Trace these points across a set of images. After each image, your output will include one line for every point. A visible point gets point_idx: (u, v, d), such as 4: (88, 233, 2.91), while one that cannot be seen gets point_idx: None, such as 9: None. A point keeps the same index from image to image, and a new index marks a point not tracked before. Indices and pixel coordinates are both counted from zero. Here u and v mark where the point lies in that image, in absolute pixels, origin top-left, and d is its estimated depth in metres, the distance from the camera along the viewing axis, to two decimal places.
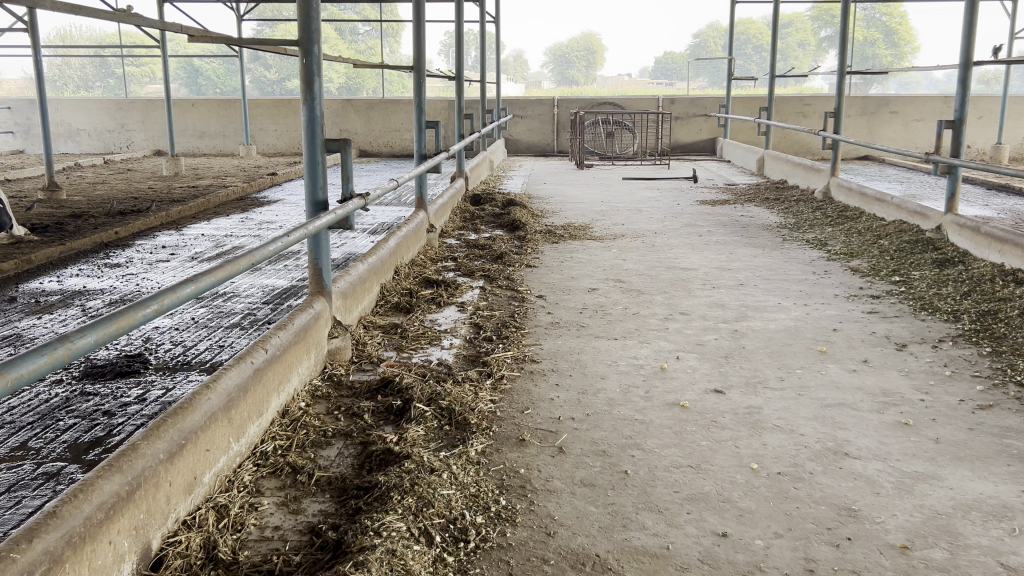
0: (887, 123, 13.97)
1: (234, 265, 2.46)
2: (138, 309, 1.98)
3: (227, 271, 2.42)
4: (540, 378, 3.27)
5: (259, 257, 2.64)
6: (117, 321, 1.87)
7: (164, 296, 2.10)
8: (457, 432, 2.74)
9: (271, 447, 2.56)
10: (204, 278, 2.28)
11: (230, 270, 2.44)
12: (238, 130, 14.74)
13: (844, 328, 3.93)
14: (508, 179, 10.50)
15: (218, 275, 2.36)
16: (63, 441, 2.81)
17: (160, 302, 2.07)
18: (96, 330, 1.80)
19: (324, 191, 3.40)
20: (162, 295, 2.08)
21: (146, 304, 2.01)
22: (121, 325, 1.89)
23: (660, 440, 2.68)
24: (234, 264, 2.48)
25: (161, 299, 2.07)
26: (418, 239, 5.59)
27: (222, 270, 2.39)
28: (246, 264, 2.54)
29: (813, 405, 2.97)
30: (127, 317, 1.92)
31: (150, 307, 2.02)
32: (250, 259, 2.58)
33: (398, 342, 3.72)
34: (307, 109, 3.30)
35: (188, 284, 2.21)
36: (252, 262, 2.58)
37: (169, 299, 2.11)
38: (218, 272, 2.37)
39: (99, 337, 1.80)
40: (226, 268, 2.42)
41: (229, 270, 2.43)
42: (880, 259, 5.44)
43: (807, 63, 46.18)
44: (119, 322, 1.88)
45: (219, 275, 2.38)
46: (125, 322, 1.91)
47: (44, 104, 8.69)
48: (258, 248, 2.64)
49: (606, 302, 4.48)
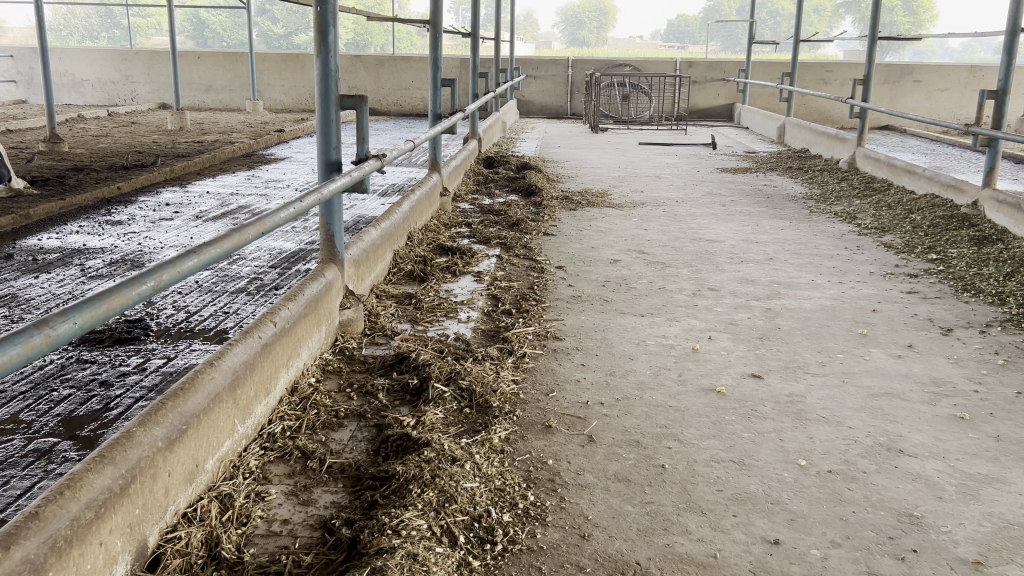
0: (910, 92, 13.62)
1: (240, 233, 2.19)
2: (133, 285, 1.71)
3: (232, 241, 2.15)
4: (564, 357, 3.07)
5: (268, 226, 2.38)
6: (108, 300, 1.61)
7: (162, 268, 1.83)
8: (479, 416, 2.55)
9: (279, 429, 2.37)
10: (209, 250, 2.02)
11: (235, 241, 2.17)
12: (245, 84, 14.43)
13: (884, 309, 3.72)
14: (521, 141, 10.24)
15: (224, 246, 2.10)
16: (56, 414, 2.61)
17: (159, 277, 1.80)
18: (81, 312, 1.52)
19: (337, 152, 3.16)
20: (161, 269, 1.82)
21: (144, 279, 1.74)
22: (113, 305, 1.62)
23: (697, 430, 2.49)
24: (241, 234, 2.21)
25: (160, 273, 1.80)
26: (431, 204, 5.36)
27: (228, 240, 2.12)
28: (254, 232, 2.27)
29: (859, 395, 2.77)
30: (120, 295, 1.65)
31: (149, 283, 1.75)
32: (257, 228, 2.31)
33: (413, 314, 3.52)
34: (320, 62, 3.07)
35: (192, 257, 1.94)
36: (260, 231, 2.32)
37: (170, 273, 1.85)
38: (224, 243, 2.11)
39: (85, 321, 1.53)
40: (233, 238, 2.16)
41: (236, 240, 2.17)
42: (914, 234, 5.20)
43: (822, 29, 45.37)
44: (110, 301, 1.61)
45: (225, 246, 2.11)
46: (118, 301, 1.64)
47: (47, 52, 8.41)
48: (267, 216, 2.40)
49: (630, 274, 4.27)
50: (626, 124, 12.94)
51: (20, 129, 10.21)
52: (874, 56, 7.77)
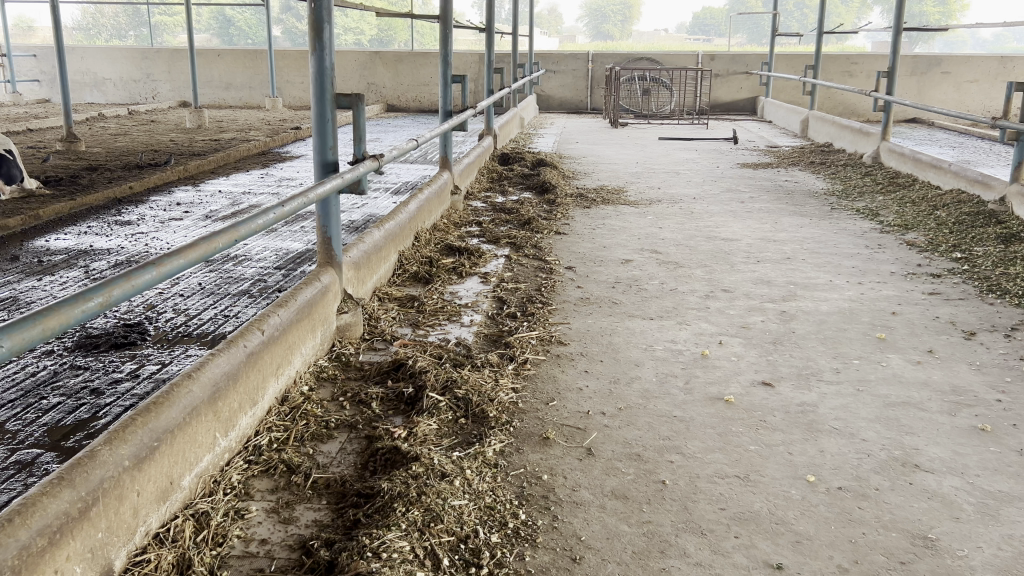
0: (938, 84, 13.31)
1: (210, 242, 2.04)
2: (77, 303, 1.55)
3: (200, 250, 1.99)
4: (567, 363, 2.97)
5: (244, 233, 2.24)
6: (44, 321, 1.45)
7: (114, 283, 1.68)
8: (475, 426, 2.45)
9: (266, 441, 2.29)
10: (171, 260, 1.86)
11: (202, 250, 2.01)
12: (264, 82, 14.43)
13: (904, 311, 3.57)
14: (539, 137, 10.12)
15: (189, 257, 1.94)
16: (43, 424, 2.56)
17: (109, 293, 1.65)
18: (11, 334, 1.37)
19: (334, 152, 3.07)
20: (111, 282, 1.66)
21: (92, 295, 1.59)
22: (49, 326, 1.46)
23: (702, 443, 2.38)
24: (211, 242, 2.05)
25: (111, 287, 1.65)
26: (441, 202, 5.28)
27: (196, 249, 1.97)
28: (225, 241, 2.11)
29: (875, 405, 2.64)
30: (59, 315, 1.49)
31: (96, 300, 1.60)
32: (230, 235, 2.15)
33: (414, 317, 3.43)
34: (315, 59, 2.98)
35: (151, 268, 1.78)
36: (233, 239, 2.16)
37: (122, 287, 1.70)
38: (189, 253, 1.95)
39: (16, 343, 1.37)
40: (201, 247, 2.00)
41: (204, 249, 2.01)
42: (938, 232, 5.04)
43: (849, 20, 44.70)
44: (46, 322, 1.45)
45: (192, 256, 1.96)
46: (55, 322, 1.48)
47: (64, 52, 8.42)
48: (242, 222, 2.25)
49: (641, 275, 4.15)
50: (646, 118, 12.78)
51: (40, 128, 10.27)
52: (899, 48, 7.56)
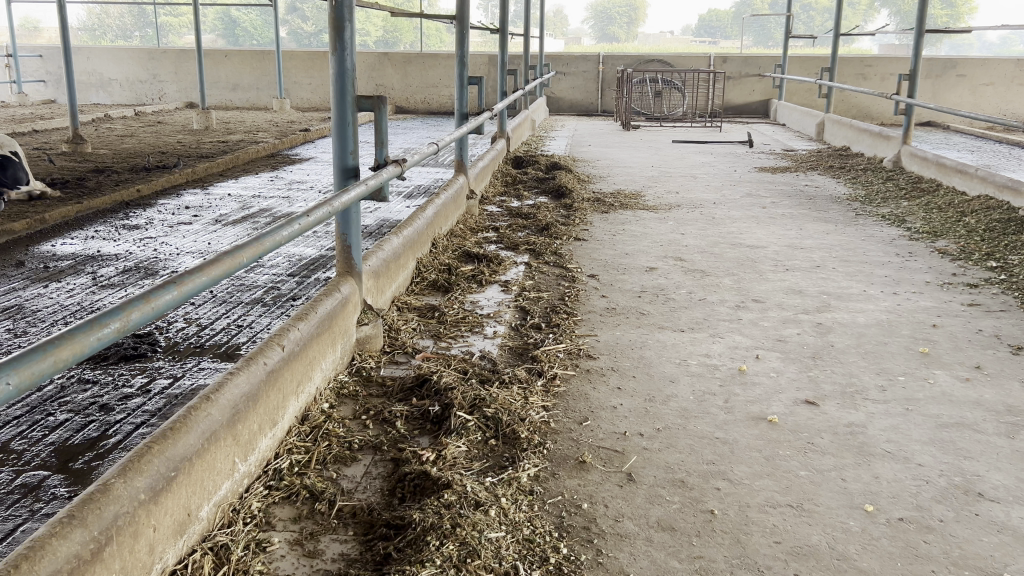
0: (953, 87, 13.14)
1: (233, 257, 1.89)
2: (91, 330, 1.41)
3: (223, 266, 1.85)
4: (598, 379, 2.83)
5: (267, 246, 2.10)
6: (55, 352, 1.30)
7: (132, 305, 1.54)
8: (505, 449, 2.32)
9: (287, 465, 2.16)
10: (193, 279, 1.72)
11: (225, 266, 1.86)
12: (272, 83, 14.32)
13: (945, 324, 3.43)
14: (550, 140, 9.99)
15: (212, 274, 1.79)
16: (50, 443, 2.42)
17: (126, 317, 1.50)
18: (19, 369, 1.22)
19: (354, 156, 2.94)
20: (129, 305, 1.52)
21: (106, 320, 1.45)
22: (62, 357, 1.32)
23: (748, 468, 2.24)
24: (234, 258, 1.91)
25: (129, 311, 1.51)
26: (457, 207, 5.14)
27: (218, 266, 1.83)
28: (249, 256, 1.97)
29: (928, 426, 2.50)
30: (72, 344, 1.35)
31: (111, 326, 1.45)
32: (253, 250, 2.01)
33: (435, 329, 3.30)
34: (335, 60, 2.85)
35: (171, 288, 1.64)
36: (255, 254, 2.02)
37: (142, 310, 1.56)
38: (211, 270, 1.81)
39: (24, 380, 1.22)
40: (224, 263, 1.86)
41: (227, 266, 1.86)
42: (970, 239, 4.89)
43: (857, 23, 44.43)
44: (58, 353, 1.31)
45: (215, 273, 1.82)
46: (68, 352, 1.33)
47: (70, 52, 8.30)
48: (265, 236, 2.11)
49: (667, 284, 4.01)
50: (658, 121, 12.63)
51: (47, 129, 10.16)
52: (922, 50, 7.39)
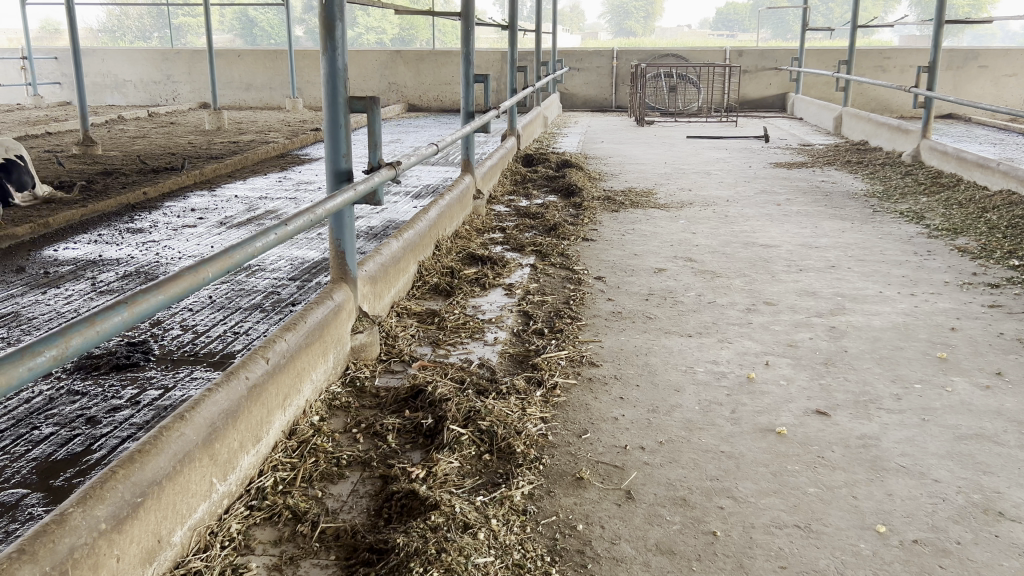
0: (975, 78, 12.89)
1: (197, 273, 1.75)
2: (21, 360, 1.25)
3: (184, 283, 1.70)
4: (600, 389, 2.72)
5: (237, 259, 1.95)
6: None
7: (73, 330, 1.38)
8: (499, 464, 2.22)
9: (270, 483, 2.07)
10: (146, 299, 1.57)
11: (185, 283, 1.71)
12: (285, 83, 14.29)
13: (965, 327, 3.29)
14: (563, 136, 9.86)
15: (169, 292, 1.65)
16: (32, 458, 2.35)
17: (64, 343, 1.34)
18: None
19: (347, 160, 2.85)
20: (70, 330, 1.37)
21: (39, 348, 1.29)
22: None
23: (754, 484, 2.14)
24: (198, 273, 1.76)
25: (68, 336, 1.36)
26: (462, 208, 5.04)
27: (177, 284, 1.68)
28: (215, 270, 1.82)
29: (945, 438, 2.38)
30: None
31: (46, 354, 1.29)
32: (220, 264, 1.86)
33: (434, 335, 3.20)
34: (326, 60, 2.75)
35: (120, 310, 1.49)
36: (223, 268, 1.87)
37: (84, 335, 1.40)
38: (168, 289, 1.65)
39: None
40: (185, 280, 1.71)
41: (189, 282, 1.72)
42: (991, 237, 4.73)
43: (878, 14, 43.85)
44: None
45: (173, 292, 1.67)
46: None
47: (79, 53, 8.26)
48: (236, 247, 1.97)
49: (676, 286, 3.90)
50: (673, 116, 12.48)
51: (59, 131, 10.16)
52: (941, 41, 7.21)
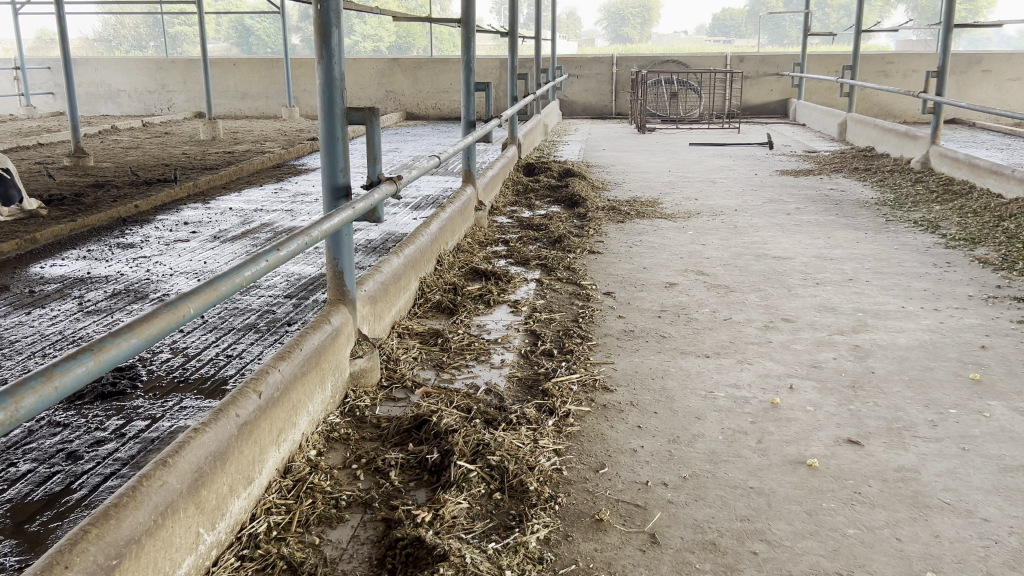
0: (978, 83, 12.77)
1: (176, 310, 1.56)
2: None
3: (160, 322, 1.50)
4: (615, 418, 2.56)
5: (223, 290, 1.75)
6: None
7: (27, 386, 1.18)
8: (512, 504, 2.06)
9: (263, 529, 1.90)
10: (113, 344, 1.37)
11: (162, 322, 1.51)
12: (281, 91, 14.14)
13: (995, 345, 3.13)
14: (564, 144, 9.72)
15: (143, 334, 1.46)
16: (6, 500, 2.18)
17: (15, 404, 1.14)
18: None
19: (345, 174, 2.69)
20: (23, 389, 1.17)
21: None
22: None
23: (788, 525, 1.97)
24: (176, 310, 1.56)
25: (20, 396, 1.15)
26: (464, 220, 4.89)
27: (150, 324, 1.48)
28: (197, 305, 1.62)
29: (989, 470, 2.21)
30: None
31: None
32: (202, 298, 1.66)
33: (438, 358, 3.04)
34: (323, 69, 2.58)
35: (83, 359, 1.29)
36: (206, 302, 1.67)
37: (43, 392, 1.20)
38: (142, 330, 1.46)
39: None
40: (163, 318, 1.52)
41: (167, 321, 1.52)
42: (1011, 246, 4.58)
43: (873, 19, 43.70)
44: None
45: (147, 334, 1.47)
46: None
47: (69, 62, 8.10)
48: (222, 277, 1.78)
49: (689, 301, 3.74)
50: (674, 123, 12.34)
51: (51, 142, 9.98)
52: (951, 46, 7.04)
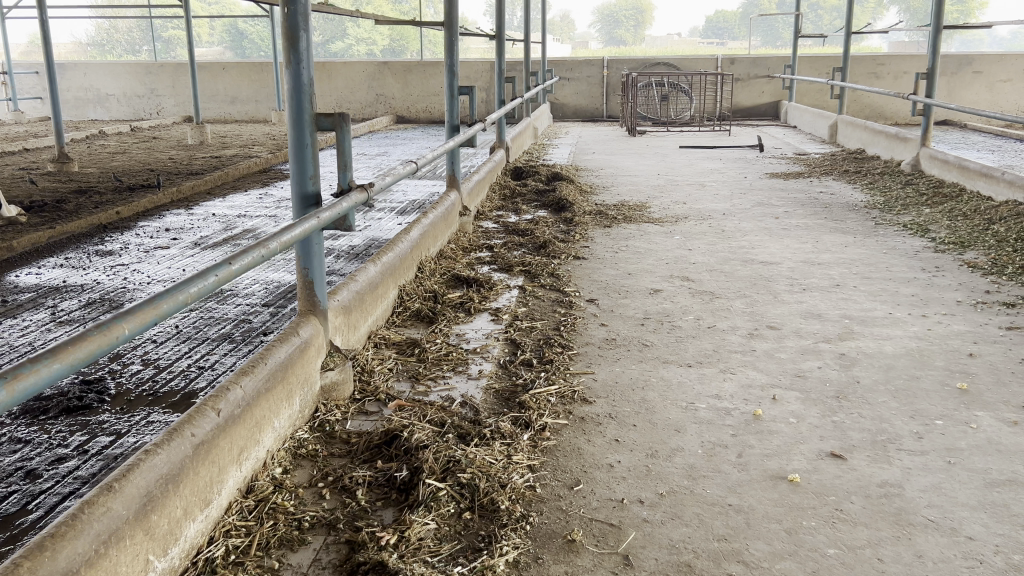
0: (969, 84, 12.75)
1: (108, 331, 1.45)
2: None
3: (87, 345, 1.40)
4: (593, 431, 2.49)
5: (165, 309, 1.64)
6: None
7: None
8: (481, 525, 1.99)
9: (221, 552, 1.82)
10: (30, 371, 1.27)
11: (90, 344, 1.40)
12: (270, 95, 14.06)
13: (983, 353, 3.06)
14: (553, 148, 9.67)
15: (67, 359, 1.35)
16: None
17: None
18: None
19: (315, 182, 2.61)
20: None
21: None
22: None
23: (766, 546, 1.90)
24: (108, 331, 1.45)
25: None
26: (448, 226, 4.82)
27: (76, 346, 1.38)
28: (134, 325, 1.52)
29: (975, 485, 2.15)
30: None
31: None
32: (140, 317, 1.55)
33: (414, 369, 2.96)
34: (290, 74, 2.51)
35: None
36: (145, 321, 1.57)
37: None
38: (66, 355, 1.35)
39: None
40: (91, 340, 1.41)
41: (96, 343, 1.42)
42: (1000, 250, 4.52)
43: (866, 20, 43.78)
44: None
45: (73, 358, 1.37)
46: None
47: (53, 67, 8.01)
48: (165, 294, 1.67)
49: (673, 308, 3.68)
50: (665, 126, 12.28)
51: (37, 148, 9.89)
52: (940, 47, 6.98)
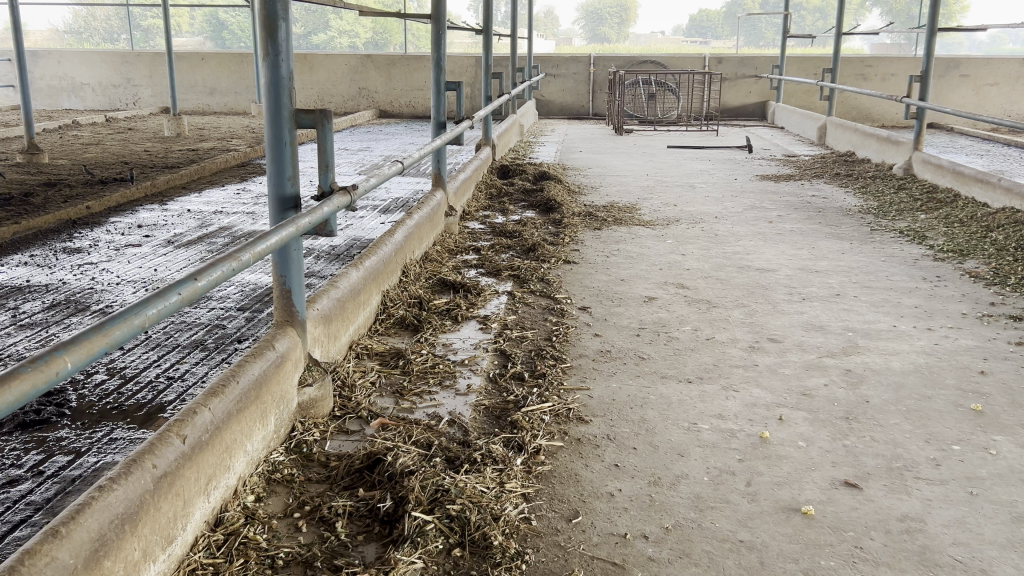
0: (956, 87, 12.71)
1: (43, 368, 1.23)
2: None
3: (20, 385, 1.18)
4: (591, 454, 2.33)
5: (117, 336, 1.42)
6: None
7: None
8: (473, 564, 1.82)
9: None
10: None
11: (22, 385, 1.18)
12: (251, 87, 13.78)
13: (995, 370, 2.93)
14: (539, 145, 9.50)
15: None
16: None
17: None
18: None
19: (294, 183, 2.42)
20: None
21: None
22: None
23: None
24: (45, 367, 1.23)
25: None
26: (433, 227, 4.64)
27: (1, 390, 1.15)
28: (75, 360, 1.30)
29: (1001, 520, 2.00)
30: None
31: None
32: (85, 349, 1.33)
33: (398, 383, 2.78)
34: (267, 68, 2.32)
35: None
36: (91, 351, 1.35)
37: None
38: None
39: None
40: (23, 379, 1.19)
41: (29, 383, 1.19)
42: (1001, 259, 4.41)
43: (849, 22, 43.95)
44: None
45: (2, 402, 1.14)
46: None
47: (23, 55, 7.72)
48: (118, 317, 1.45)
49: (669, 318, 3.52)
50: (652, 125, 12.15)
51: (7, 138, 9.58)
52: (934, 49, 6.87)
